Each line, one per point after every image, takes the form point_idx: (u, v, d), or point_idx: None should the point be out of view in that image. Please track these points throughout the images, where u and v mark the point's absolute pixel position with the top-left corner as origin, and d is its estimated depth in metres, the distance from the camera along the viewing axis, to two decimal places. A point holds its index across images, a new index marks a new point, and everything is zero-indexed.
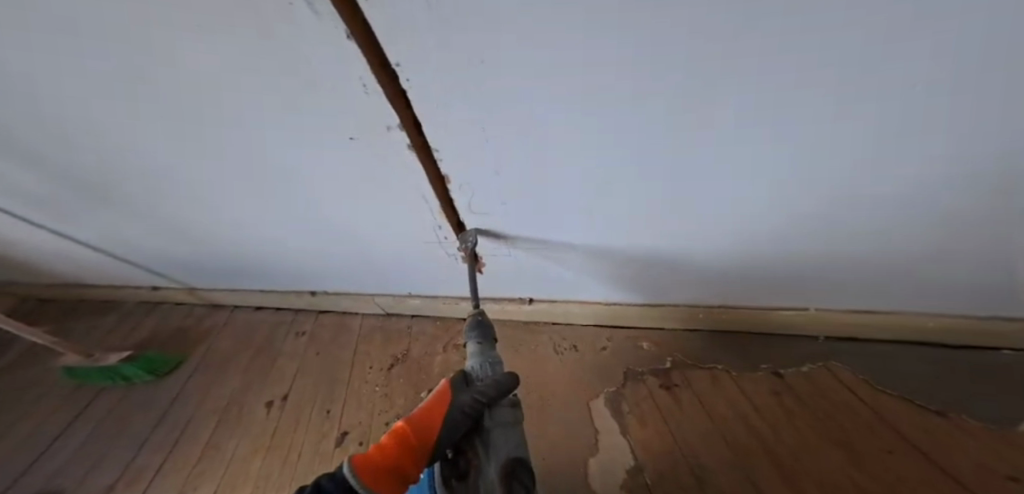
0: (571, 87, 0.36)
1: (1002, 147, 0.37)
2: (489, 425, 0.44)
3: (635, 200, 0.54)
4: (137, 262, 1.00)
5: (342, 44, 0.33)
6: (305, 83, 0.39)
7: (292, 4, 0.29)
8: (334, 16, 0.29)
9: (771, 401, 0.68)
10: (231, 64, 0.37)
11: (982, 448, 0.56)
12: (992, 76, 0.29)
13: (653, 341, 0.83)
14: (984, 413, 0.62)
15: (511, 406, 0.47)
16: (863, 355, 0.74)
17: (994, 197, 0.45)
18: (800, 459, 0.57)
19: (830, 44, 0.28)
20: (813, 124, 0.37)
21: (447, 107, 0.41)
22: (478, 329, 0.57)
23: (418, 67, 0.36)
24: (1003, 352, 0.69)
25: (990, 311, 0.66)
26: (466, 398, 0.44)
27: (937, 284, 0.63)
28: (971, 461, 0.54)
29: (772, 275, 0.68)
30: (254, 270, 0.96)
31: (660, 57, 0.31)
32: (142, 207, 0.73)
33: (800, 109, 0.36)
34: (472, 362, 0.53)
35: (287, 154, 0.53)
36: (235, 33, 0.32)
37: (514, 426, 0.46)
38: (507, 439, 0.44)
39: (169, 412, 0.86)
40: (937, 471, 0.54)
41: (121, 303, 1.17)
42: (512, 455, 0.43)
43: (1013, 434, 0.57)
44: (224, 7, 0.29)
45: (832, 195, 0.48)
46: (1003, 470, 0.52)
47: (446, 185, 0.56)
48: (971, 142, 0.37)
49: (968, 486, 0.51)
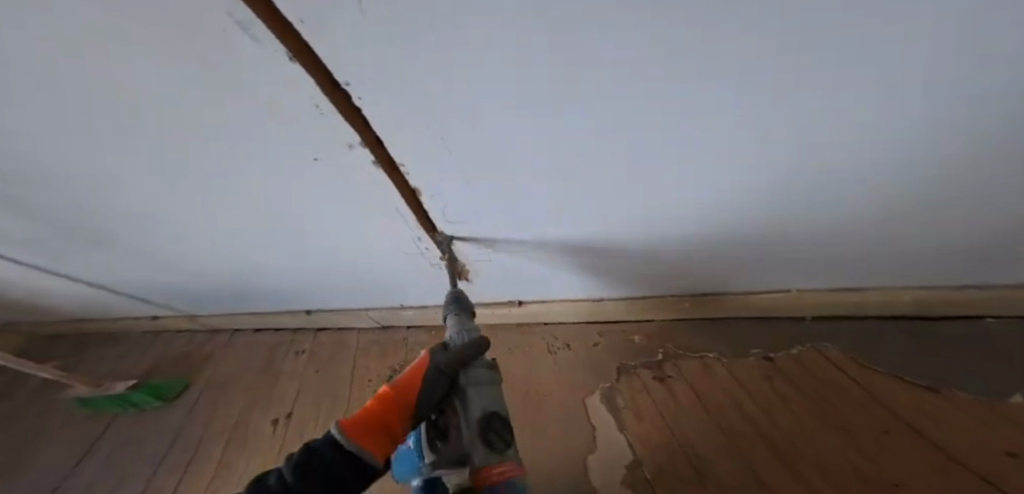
0: (557, 93, 0.37)
1: (971, 119, 0.39)
2: (464, 383, 0.45)
3: (606, 192, 0.55)
4: (135, 295, 1.02)
5: (288, 67, 0.34)
6: (251, 103, 0.40)
7: (226, 30, 0.30)
8: (275, 43, 0.31)
9: (764, 386, 0.67)
10: (239, 94, 0.39)
11: (982, 429, 0.53)
12: (969, 57, 0.31)
13: (643, 333, 0.83)
14: (977, 386, 0.61)
15: (487, 367, 0.48)
16: (852, 333, 0.75)
17: (966, 162, 0.46)
18: (797, 444, 0.56)
19: (839, 43, 0.30)
20: (805, 109, 0.39)
21: (405, 114, 0.42)
22: (456, 303, 0.58)
23: (365, 86, 0.38)
24: (988, 319, 0.72)
25: (963, 279, 0.70)
26: (441, 357, 0.46)
27: (924, 252, 0.65)
28: (969, 438, 0.52)
29: (757, 255, 0.69)
30: (251, 294, 0.97)
31: (655, 55, 0.32)
32: (134, 238, 0.74)
33: (796, 103, 0.38)
34: (450, 333, 0.53)
35: (260, 173, 0.53)
36: (262, 67, 0.35)
37: (491, 385, 0.47)
38: (483, 396, 0.45)
39: (180, 435, 0.86)
40: (937, 450, 0.51)
41: (122, 335, 1.18)
42: (487, 409, 0.44)
43: (1005, 405, 0.57)
44: (224, 39, 0.31)
45: (805, 169, 0.49)
46: (1002, 447, 0.50)
47: (418, 196, 0.58)
48: (948, 113, 0.39)
49: (965, 461, 0.49)
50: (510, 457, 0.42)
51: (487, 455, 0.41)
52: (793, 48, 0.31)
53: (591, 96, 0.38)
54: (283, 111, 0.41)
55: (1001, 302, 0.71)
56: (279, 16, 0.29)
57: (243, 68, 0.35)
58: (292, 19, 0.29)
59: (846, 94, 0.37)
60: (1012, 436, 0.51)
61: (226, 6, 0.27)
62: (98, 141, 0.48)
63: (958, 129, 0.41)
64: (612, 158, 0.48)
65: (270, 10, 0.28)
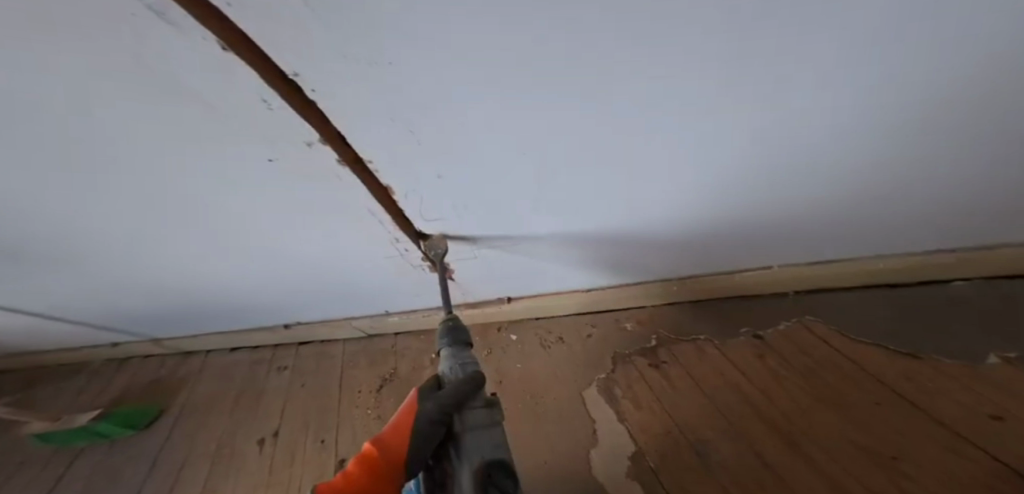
0: (529, 89, 0.37)
1: (936, 101, 0.41)
2: (459, 431, 0.43)
3: (588, 185, 0.54)
4: (91, 322, 0.94)
5: (224, 60, 0.31)
6: (186, 100, 0.35)
7: (135, 14, 0.25)
8: (199, 29, 0.27)
9: (756, 364, 0.69)
10: (170, 96, 0.34)
11: (967, 393, 0.58)
12: (929, 41, 0.33)
13: (635, 320, 0.84)
14: (953, 350, 0.66)
15: (486, 408, 0.45)
16: (835, 305, 0.79)
17: (923, 146, 0.49)
18: (793, 419, 0.58)
19: (806, 33, 0.31)
20: (777, 99, 0.39)
21: (377, 115, 0.40)
22: (449, 333, 0.56)
23: (331, 83, 0.35)
24: (948, 283, 0.78)
25: (924, 247, 0.74)
26: (430, 405, 0.43)
27: (890, 227, 0.68)
28: (956, 402, 0.57)
29: (737, 238, 0.70)
30: (223, 312, 0.92)
31: (626, 52, 0.32)
32: (83, 260, 0.67)
33: (767, 91, 0.38)
34: (444, 366, 0.52)
35: (219, 181, 0.49)
36: (196, 62, 0.30)
37: (490, 428, 0.44)
38: (480, 444, 0.42)
39: (157, 464, 0.81)
40: (926, 418, 0.55)
41: (81, 365, 1.09)
42: (487, 458, 0.40)
43: (983, 368, 0.62)
44: (126, 27, 0.26)
45: (780, 157, 0.50)
46: (987, 410, 0.54)
47: (391, 194, 0.56)
48: (915, 96, 0.40)
49: (953, 427, 0.53)
50: None
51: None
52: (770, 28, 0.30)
53: (564, 86, 0.36)
54: (229, 110, 0.37)
55: (959, 267, 0.76)
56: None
57: (164, 57, 0.30)
58: (218, 4, 0.25)
59: (816, 85, 0.38)
60: (999, 398, 0.56)
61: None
62: (24, 158, 0.43)
63: (921, 113, 0.43)
64: (592, 150, 0.47)
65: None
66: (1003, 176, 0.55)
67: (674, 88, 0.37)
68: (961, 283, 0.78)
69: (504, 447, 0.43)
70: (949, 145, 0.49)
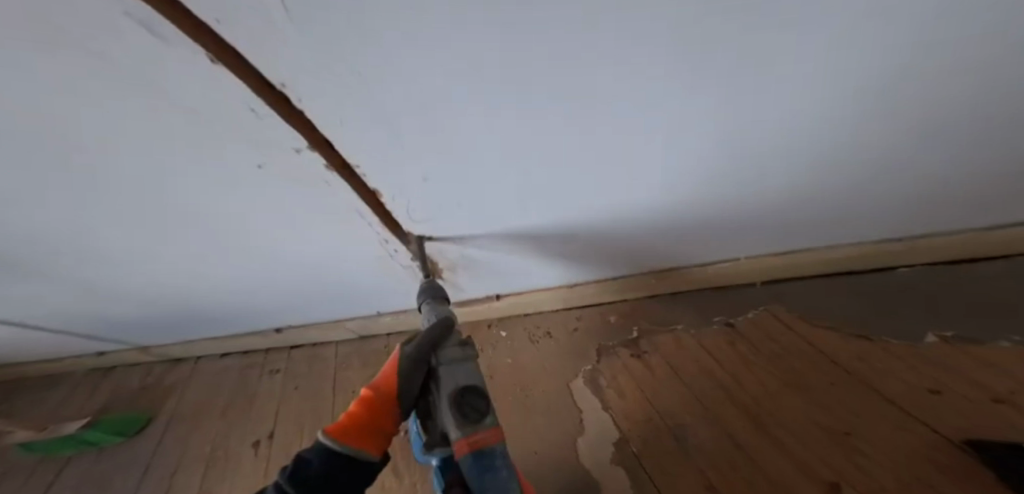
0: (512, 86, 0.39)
1: (874, 85, 0.45)
2: (436, 364, 0.46)
3: (567, 182, 0.57)
4: (73, 332, 0.93)
5: (208, 70, 0.32)
6: (178, 110, 0.36)
7: (122, 27, 0.26)
8: (187, 42, 0.28)
9: (728, 350, 0.73)
10: (155, 103, 0.35)
11: (911, 371, 0.62)
12: (856, 29, 0.37)
13: (619, 313, 0.87)
14: (897, 332, 0.71)
15: (460, 345, 0.48)
16: (800, 293, 0.83)
17: (869, 130, 0.53)
18: (762, 402, 0.62)
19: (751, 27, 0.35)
20: (731, 85, 0.43)
21: (342, 123, 0.42)
22: (428, 291, 0.59)
23: (304, 89, 0.36)
24: (903, 269, 0.83)
25: (885, 235, 0.79)
26: (409, 348, 0.47)
27: (850, 214, 0.72)
28: (900, 380, 0.61)
29: (714, 229, 0.74)
30: (212, 317, 0.92)
31: (591, 43, 0.35)
32: (67, 267, 0.67)
33: (723, 81, 0.42)
34: (425, 320, 0.56)
35: (204, 187, 0.50)
36: (183, 72, 0.32)
37: (464, 362, 0.47)
38: (455, 372, 0.45)
39: (150, 470, 0.80)
40: (877, 396, 0.59)
41: (65, 375, 1.07)
42: (460, 384, 0.44)
43: (920, 347, 0.67)
44: (118, 37, 0.27)
45: (743, 147, 0.54)
46: (926, 386, 0.60)
47: (379, 197, 0.57)
48: (852, 82, 0.45)
49: (901, 404, 0.57)
50: (486, 425, 0.42)
51: (462, 428, 0.41)
52: (719, 14, 0.33)
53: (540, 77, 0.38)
54: (216, 116, 0.38)
55: (916, 253, 0.81)
56: (185, 12, 0.26)
57: (155, 68, 0.31)
58: (205, 18, 0.27)
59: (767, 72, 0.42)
60: (935, 376, 0.61)
61: (124, 5, 0.24)
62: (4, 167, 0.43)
63: (863, 97, 0.47)
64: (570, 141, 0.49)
65: (180, 10, 0.26)
66: (948, 158, 0.60)
67: (654, 86, 0.42)
68: (913, 268, 0.82)
69: (477, 376, 0.47)
70: (900, 127, 0.53)
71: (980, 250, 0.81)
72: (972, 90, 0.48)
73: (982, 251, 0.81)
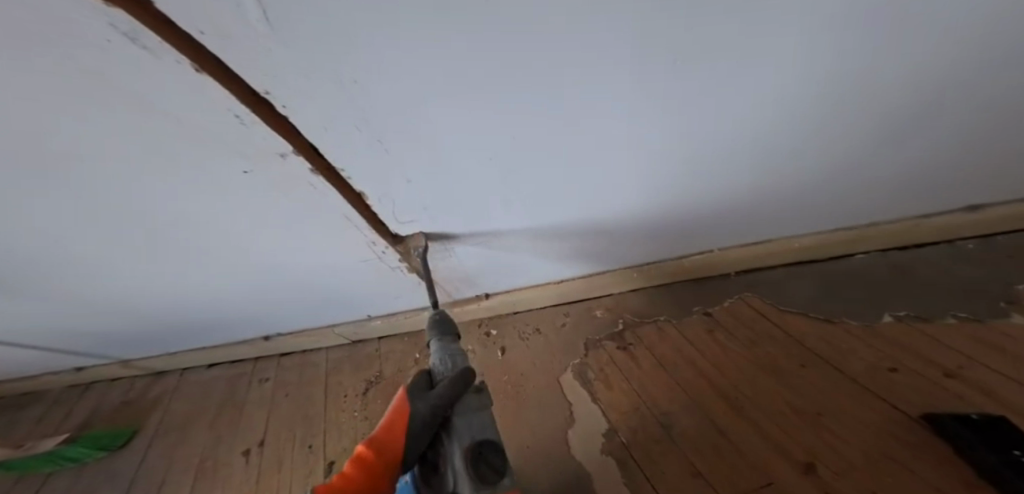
0: (489, 87, 0.41)
1: (835, 84, 0.48)
2: (451, 416, 0.47)
3: (547, 185, 0.59)
4: (52, 347, 0.90)
5: (194, 81, 0.33)
6: (176, 121, 0.37)
7: (110, 41, 0.27)
8: (172, 52, 0.29)
9: (706, 338, 0.76)
10: (140, 112, 0.36)
11: (871, 350, 0.67)
12: (812, 32, 0.40)
13: (605, 307, 0.89)
14: (859, 313, 0.75)
15: (476, 393, 0.50)
16: (772, 282, 0.86)
17: (831, 130, 0.56)
18: (739, 387, 0.65)
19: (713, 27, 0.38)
20: (698, 84, 0.45)
21: (334, 127, 0.42)
22: (439, 327, 0.60)
23: (292, 94, 0.37)
24: (859, 255, 0.87)
25: (851, 223, 0.83)
26: (423, 407, 0.46)
27: (819, 205, 0.76)
28: (863, 361, 0.65)
29: (694, 225, 0.77)
30: (198, 328, 0.90)
31: (561, 43, 0.36)
32: (41, 280, 0.65)
33: (689, 80, 0.45)
34: (435, 358, 0.56)
35: (187, 194, 0.49)
36: (166, 83, 0.33)
37: (480, 411, 0.48)
38: (470, 424, 0.46)
39: (135, 483, 0.78)
40: (841, 376, 0.63)
41: (39, 393, 1.03)
42: (476, 439, 0.44)
43: (882, 327, 0.71)
44: (103, 49, 0.28)
45: (717, 145, 0.56)
46: (885, 364, 0.64)
47: (365, 200, 0.57)
48: (815, 83, 0.47)
49: (864, 384, 0.61)
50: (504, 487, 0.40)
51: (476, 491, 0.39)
52: (703, 17, 0.36)
53: (520, 76, 0.40)
54: (202, 126, 0.39)
55: (879, 238, 0.86)
56: (165, 20, 0.27)
57: (144, 82, 0.32)
58: (188, 29, 0.28)
59: (730, 75, 0.45)
60: (902, 356, 0.64)
61: (109, 19, 0.25)
62: (11, 178, 0.42)
63: (829, 93, 0.49)
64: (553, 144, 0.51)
65: (163, 23, 0.27)
66: (913, 149, 0.63)
67: (624, 87, 0.44)
68: (866, 255, 0.87)
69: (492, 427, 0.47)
70: (866, 122, 0.55)
71: (943, 234, 0.85)
72: (951, 80, 0.50)
73: (938, 236, 0.86)
